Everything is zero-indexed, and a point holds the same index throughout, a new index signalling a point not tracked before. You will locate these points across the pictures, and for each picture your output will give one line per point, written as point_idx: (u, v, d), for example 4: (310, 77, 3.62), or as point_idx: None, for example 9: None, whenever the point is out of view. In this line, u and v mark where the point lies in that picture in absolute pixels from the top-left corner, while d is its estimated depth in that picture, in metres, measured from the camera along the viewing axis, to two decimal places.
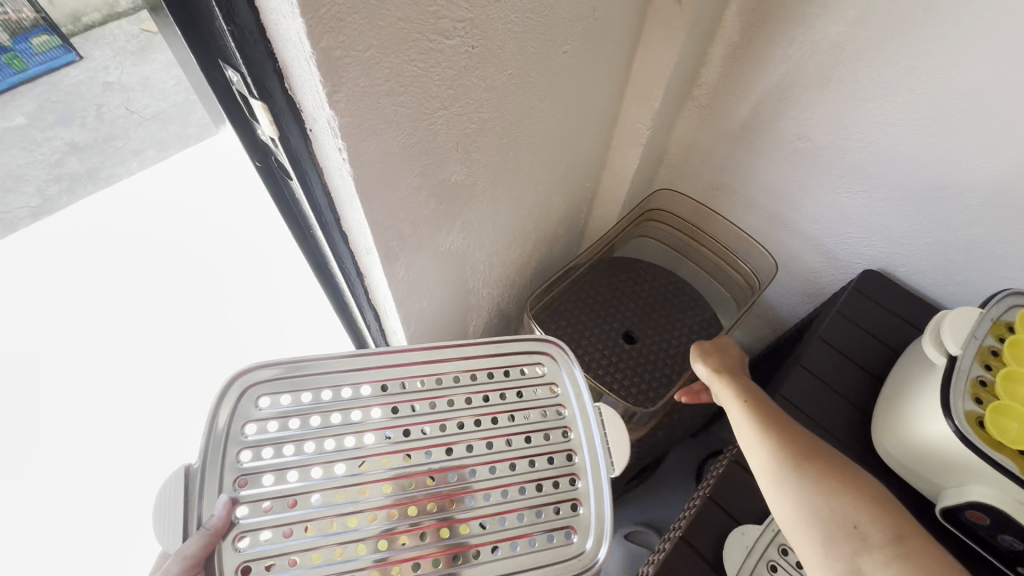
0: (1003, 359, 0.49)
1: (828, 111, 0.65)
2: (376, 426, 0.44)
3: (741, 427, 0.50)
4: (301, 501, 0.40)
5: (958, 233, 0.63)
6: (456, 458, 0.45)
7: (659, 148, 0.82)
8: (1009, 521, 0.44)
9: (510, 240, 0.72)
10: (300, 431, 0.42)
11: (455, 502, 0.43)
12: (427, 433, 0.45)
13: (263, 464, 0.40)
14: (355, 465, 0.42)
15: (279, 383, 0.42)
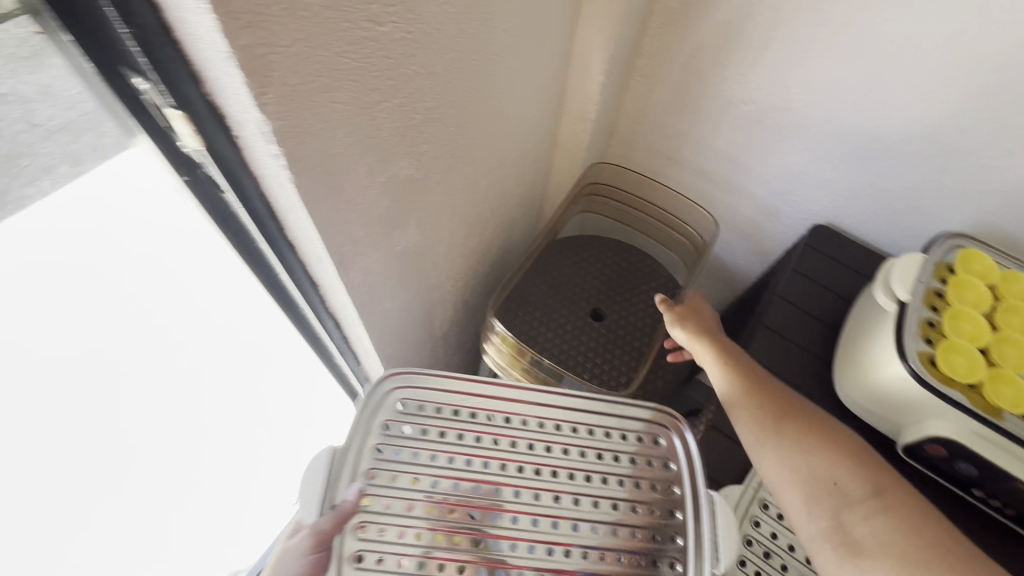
0: (948, 300, 0.52)
1: (771, 72, 0.66)
2: (470, 463, 0.49)
3: (722, 389, 0.52)
4: (418, 506, 0.46)
5: (898, 182, 0.66)
6: (518, 507, 0.47)
7: (608, 121, 0.81)
8: (963, 451, 0.48)
9: (468, 230, 0.70)
10: (424, 436, 0.50)
11: (509, 546, 0.45)
12: (509, 471, 0.49)
13: (389, 460, 0.48)
14: (464, 489, 0.48)
15: (443, 400, 0.52)
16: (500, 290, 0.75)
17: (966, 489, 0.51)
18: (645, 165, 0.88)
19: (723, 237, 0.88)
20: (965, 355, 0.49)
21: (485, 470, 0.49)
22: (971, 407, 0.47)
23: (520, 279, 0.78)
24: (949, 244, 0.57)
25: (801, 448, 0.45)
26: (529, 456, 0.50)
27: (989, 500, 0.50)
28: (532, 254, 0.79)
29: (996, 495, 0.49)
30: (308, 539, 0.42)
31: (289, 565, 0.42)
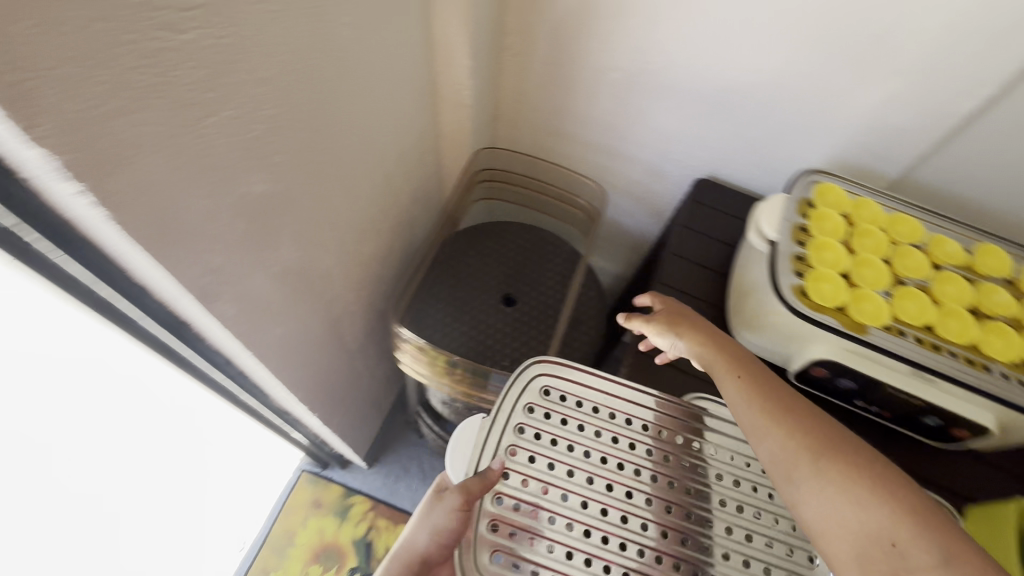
0: (810, 233, 0.56)
1: (629, 38, 0.66)
2: (589, 462, 0.51)
3: (737, 405, 0.44)
4: (549, 491, 0.49)
5: (758, 130, 0.69)
6: (618, 504, 0.49)
7: (486, 105, 0.80)
8: (842, 368, 0.53)
9: (358, 236, 0.68)
10: (563, 428, 0.52)
11: (611, 543, 0.47)
12: (620, 469, 0.50)
13: (528, 441, 0.51)
14: (586, 487, 0.49)
15: (589, 394, 0.54)
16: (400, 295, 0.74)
17: (849, 402, 0.57)
18: (533, 142, 0.88)
19: (618, 203, 0.90)
20: (830, 280, 0.53)
21: (606, 466, 0.50)
22: (841, 328, 0.51)
23: (425, 278, 0.76)
24: (808, 179, 0.60)
25: (848, 494, 0.36)
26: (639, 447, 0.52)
27: (867, 407, 0.56)
28: (427, 253, 0.78)
29: (875, 402, 0.55)
30: (455, 500, 0.47)
31: (445, 515, 0.48)
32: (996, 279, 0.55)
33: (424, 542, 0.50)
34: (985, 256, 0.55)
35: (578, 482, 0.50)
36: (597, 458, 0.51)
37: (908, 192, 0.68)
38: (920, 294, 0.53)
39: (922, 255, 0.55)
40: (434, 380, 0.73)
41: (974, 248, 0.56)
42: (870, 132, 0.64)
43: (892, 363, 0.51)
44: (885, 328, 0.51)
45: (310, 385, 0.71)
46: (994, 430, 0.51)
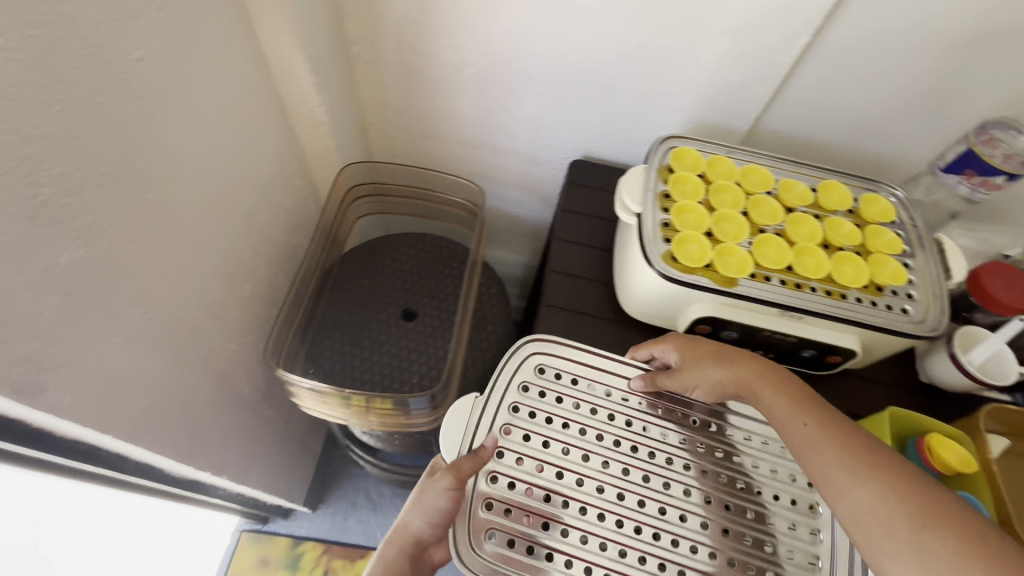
0: (671, 198, 0.58)
1: (472, 32, 0.65)
2: (598, 445, 0.53)
3: (808, 453, 0.46)
4: (545, 468, 0.52)
5: (616, 105, 0.70)
6: (615, 480, 0.52)
7: (348, 118, 0.76)
8: (721, 321, 0.55)
9: (226, 280, 0.63)
10: (558, 406, 0.55)
11: (608, 518, 0.50)
12: (618, 445, 0.53)
13: (524, 419, 0.54)
14: (581, 465, 0.52)
15: (580, 371, 0.57)
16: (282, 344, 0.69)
17: None
18: (408, 148, 0.85)
19: (507, 195, 0.90)
20: (695, 241, 0.55)
21: (612, 446, 0.53)
22: (712, 285, 0.53)
23: (315, 317, 0.72)
24: (665, 144, 0.62)
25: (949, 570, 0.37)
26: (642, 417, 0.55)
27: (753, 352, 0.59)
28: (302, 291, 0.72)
29: (758, 345, 0.57)
30: (447, 479, 0.49)
31: (439, 498, 0.49)
32: (841, 212, 0.60)
33: (417, 529, 0.51)
34: (827, 191, 0.60)
35: (573, 457, 0.53)
36: (591, 429, 0.54)
37: (761, 142, 0.72)
38: (777, 238, 0.56)
39: (774, 202, 0.58)
40: (352, 420, 0.69)
41: (818, 186, 0.60)
42: (715, 93, 0.66)
43: (763, 307, 0.54)
44: (751, 277, 0.54)
45: (210, 449, 0.66)
46: (858, 351, 0.55)
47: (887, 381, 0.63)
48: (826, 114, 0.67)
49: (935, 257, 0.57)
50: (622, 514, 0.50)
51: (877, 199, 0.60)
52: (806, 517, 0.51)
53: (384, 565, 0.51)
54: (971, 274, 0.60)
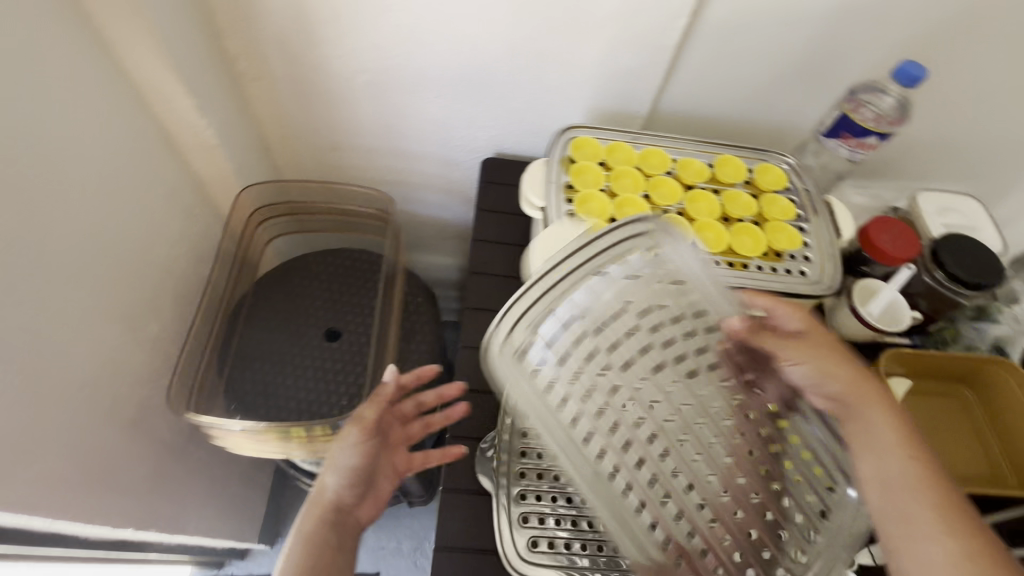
0: (574, 188, 0.59)
1: (357, 38, 0.63)
2: (673, 370, 0.47)
3: (891, 479, 0.41)
4: (614, 360, 0.46)
5: (518, 99, 0.70)
6: (671, 420, 0.46)
7: (244, 138, 0.73)
8: None
9: (124, 325, 0.59)
10: (649, 309, 0.47)
11: (645, 452, 0.44)
12: (684, 383, 0.47)
13: (613, 304, 0.47)
14: (645, 384, 0.46)
15: (681, 285, 0.48)
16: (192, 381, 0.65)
17: None
18: (317, 162, 0.82)
19: (428, 200, 0.88)
20: (600, 228, 0.55)
21: (671, 422, 0.46)
22: None
23: (231, 346, 0.68)
24: (566, 134, 0.62)
25: None
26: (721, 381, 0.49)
27: None
28: (214, 322, 0.69)
29: None
30: (352, 426, 0.57)
31: (351, 454, 0.55)
32: (739, 184, 0.62)
33: (334, 490, 0.53)
34: (724, 166, 0.62)
35: (644, 404, 0.45)
36: (677, 375, 0.47)
37: (663, 124, 0.74)
38: (679, 217, 0.58)
39: (673, 181, 0.60)
40: (293, 451, 0.67)
41: (714, 161, 0.62)
42: (611, 80, 0.67)
43: None
44: None
45: (133, 506, 0.62)
46: None
47: None
48: (717, 91, 0.69)
49: (826, 217, 0.60)
50: (653, 474, 0.44)
51: (770, 168, 0.62)
52: (813, 520, 0.46)
53: (306, 538, 0.49)
54: (861, 232, 0.63)
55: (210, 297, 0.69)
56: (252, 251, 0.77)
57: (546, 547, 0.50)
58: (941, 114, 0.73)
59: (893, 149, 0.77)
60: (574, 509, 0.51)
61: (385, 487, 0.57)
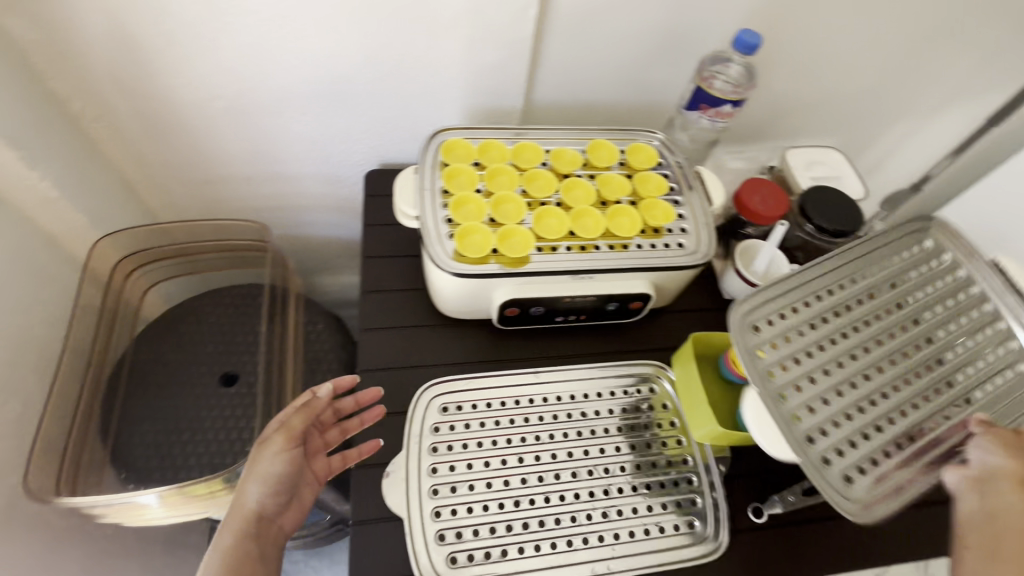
0: (449, 192, 0.57)
1: (200, 64, 0.59)
2: (905, 342, 0.49)
3: (1004, 548, 0.35)
4: (857, 310, 0.51)
5: (387, 107, 0.68)
6: (887, 367, 0.48)
7: (97, 184, 0.67)
8: (526, 300, 0.56)
9: None
10: (897, 310, 0.51)
11: (850, 362, 0.48)
12: (914, 359, 0.49)
13: (900, 279, 0.52)
14: (874, 341, 0.49)
15: (952, 313, 0.51)
16: (62, 460, 0.58)
17: (552, 321, 0.61)
18: (191, 199, 0.77)
19: (322, 220, 0.84)
20: (478, 230, 0.55)
21: (879, 355, 0.48)
22: (503, 270, 0.54)
23: (114, 412, 0.62)
24: (435, 139, 0.61)
25: None
26: (954, 389, 0.47)
27: (567, 318, 0.60)
28: (79, 394, 0.61)
29: (568, 312, 0.59)
30: (279, 433, 0.53)
31: (275, 463, 0.51)
32: (614, 166, 0.62)
33: (256, 501, 0.50)
34: (596, 151, 0.62)
35: (914, 326, 0.50)
36: (932, 344, 0.49)
37: (540, 114, 0.74)
38: (556, 208, 0.58)
39: (548, 173, 0.60)
40: (201, 510, 0.63)
41: (587, 148, 0.63)
42: (477, 78, 0.66)
43: (556, 278, 0.55)
44: (538, 251, 0.55)
45: None
46: (651, 292, 0.58)
47: (697, 308, 0.68)
48: (585, 76, 0.70)
49: (700, 190, 0.62)
50: (823, 365, 0.47)
51: (641, 148, 0.63)
52: (880, 468, 0.44)
53: (225, 554, 0.46)
54: (736, 197, 0.66)
55: (69, 369, 0.60)
56: (123, 305, 0.70)
57: (466, 560, 0.49)
58: (798, 74, 0.76)
59: (761, 111, 0.81)
60: (492, 516, 0.51)
61: (307, 496, 0.54)
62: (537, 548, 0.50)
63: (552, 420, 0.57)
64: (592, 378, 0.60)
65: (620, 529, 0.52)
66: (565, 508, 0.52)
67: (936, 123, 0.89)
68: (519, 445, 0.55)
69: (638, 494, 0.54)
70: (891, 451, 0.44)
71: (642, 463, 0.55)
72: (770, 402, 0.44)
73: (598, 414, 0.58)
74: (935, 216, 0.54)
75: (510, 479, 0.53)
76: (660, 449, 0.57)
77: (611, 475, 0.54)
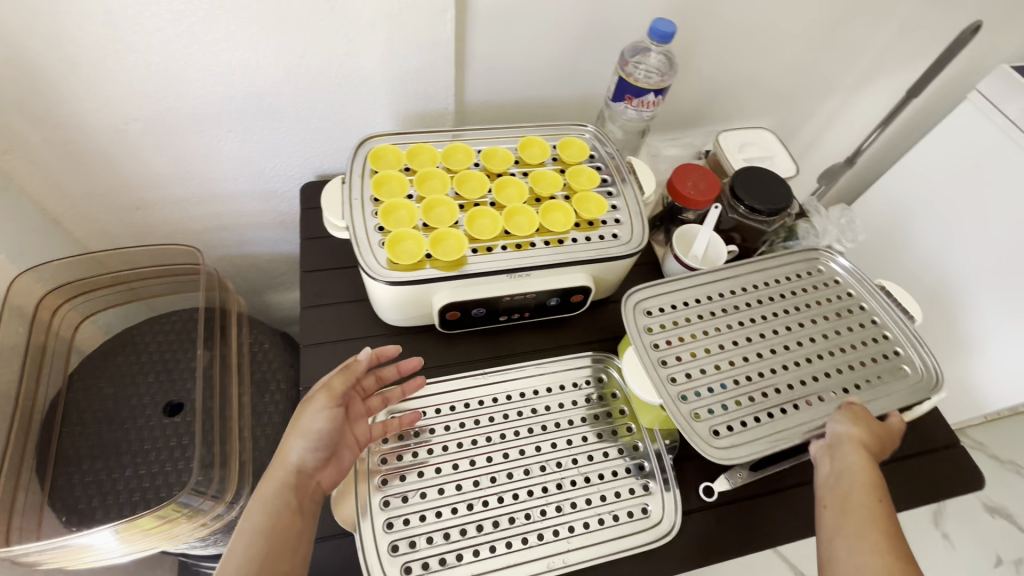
0: (379, 200, 0.56)
1: (111, 84, 0.57)
2: (789, 334, 0.58)
3: (851, 496, 0.47)
4: (747, 305, 0.60)
5: (315, 117, 0.67)
6: (772, 351, 0.57)
7: (14, 217, 0.64)
8: (465, 302, 0.56)
9: None
10: (785, 310, 0.60)
11: (739, 345, 0.57)
12: (797, 347, 0.58)
13: (787, 285, 0.63)
14: (762, 329, 0.58)
15: (836, 315, 0.61)
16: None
17: (496, 321, 0.61)
18: (121, 226, 0.74)
19: (263, 237, 0.83)
20: (410, 237, 0.54)
21: (767, 342, 0.58)
22: (438, 274, 0.53)
23: (50, 457, 0.60)
24: (364, 147, 0.60)
25: None
26: (828, 377, 0.56)
27: (511, 317, 0.61)
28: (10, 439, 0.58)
29: (509, 311, 0.59)
30: (325, 391, 0.51)
31: (318, 420, 0.49)
32: (546, 162, 0.63)
33: (297, 457, 0.48)
34: (528, 149, 0.63)
35: (803, 324, 0.59)
36: (817, 341, 0.58)
37: (474, 115, 0.74)
38: (489, 208, 0.58)
39: (479, 174, 0.59)
40: (159, 544, 0.60)
41: (518, 146, 0.63)
42: (405, 83, 0.65)
43: (493, 277, 0.55)
44: (473, 252, 0.55)
45: None
46: (591, 284, 0.59)
47: None
48: (514, 74, 0.70)
49: (632, 180, 0.62)
50: (713, 345, 0.57)
51: (572, 142, 0.64)
52: (751, 425, 0.53)
53: (266, 509, 0.45)
54: (669, 184, 0.67)
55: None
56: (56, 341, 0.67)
57: (421, 568, 0.49)
58: (724, 60, 0.78)
59: (692, 98, 0.83)
60: (445, 522, 0.51)
61: (347, 457, 0.51)
62: (493, 549, 0.50)
63: (503, 420, 0.57)
64: (541, 374, 0.60)
65: (576, 521, 0.52)
66: (520, 506, 0.52)
67: (862, 98, 0.93)
68: (471, 448, 0.55)
69: (612, 483, 0.55)
70: (760, 417, 0.53)
71: (625, 447, 0.57)
72: (655, 367, 0.54)
73: (548, 409, 0.58)
74: (823, 247, 0.66)
75: (462, 483, 0.53)
76: (612, 438, 0.57)
77: (564, 468, 0.55)
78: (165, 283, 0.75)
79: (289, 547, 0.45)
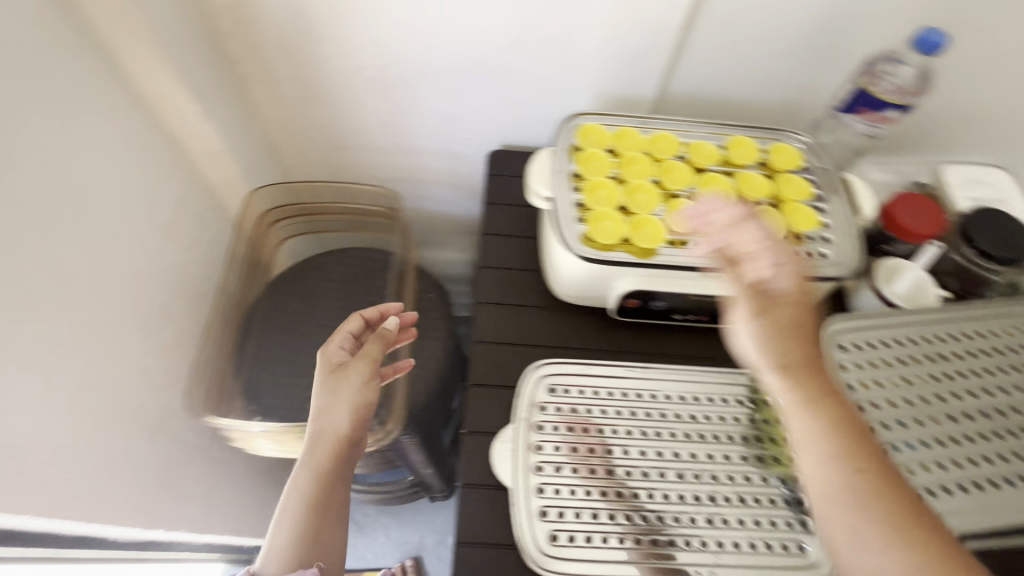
0: (582, 176, 0.57)
1: (360, 33, 0.63)
2: (1005, 398, 0.52)
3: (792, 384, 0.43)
4: (956, 358, 0.54)
5: (521, 87, 0.69)
6: (983, 414, 0.51)
7: (252, 139, 0.73)
8: (649, 293, 0.55)
9: (154, 332, 0.60)
10: (1002, 370, 0.54)
11: (943, 400, 0.52)
12: (1014, 414, 0.51)
13: (1006, 342, 0.56)
14: (972, 388, 0.53)
15: None
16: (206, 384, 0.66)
17: (669, 318, 0.59)
18: (324, 164, 0.82)
19: (433, 195, 0.87)
20: (610, 217, 0.54)
21: (976, 403, 0.52)
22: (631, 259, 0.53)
23: (246, 351, 0.69)
24: (571, 123, 0.61)
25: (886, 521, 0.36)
26: None
27: (685, 317, 0.59)
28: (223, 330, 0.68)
29: (687, 310, 0.58)
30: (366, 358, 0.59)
31: (367, 393, 0.58)
32: (752, 165, 0.60)
33: (349, 427, 0.57)
34: (736, 147, 0.60)
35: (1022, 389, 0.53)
36: None
37: (671, 107, 0.72)
38: (690, 202, 0.56)
39: (683, 166, 0.58)
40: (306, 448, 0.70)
41: (726, 144, 0.60)
42: (616, 65, 0.65)
43: (684, 273, 0.54)
44: (669, 245, 0.54)
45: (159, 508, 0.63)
46: None
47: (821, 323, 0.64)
48: (728, 70, 0.67)
49: (845, 200, 0.58)
50: (911, 396, 0.52)
51: (785, 148, 0.60)
52: (955, 493, 0.47)
53: (318, 478, 0.55)
54: (884, 210, 0.61)
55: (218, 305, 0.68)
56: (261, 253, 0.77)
57: (567, 540, 0.50)
58: None
59: None
60: (594, 502, 0.51)
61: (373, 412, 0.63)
62: (639, 541, 0.50)
63: (661, 417, 0.56)
64: (703, 381, 0.59)
65: (725, 538, 0.50)
66: (670, 507, 0.51)
67: None
68: (626, 438, 0.54)
69: (767, 510, 0.52)
70: (966, 485, 0.48)
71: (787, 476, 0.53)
72: None
73: (708, 419, 0.56)
74: None
75: (614, 469, 0.53)
76: (774, 464, 0.54)
77: (719, 482, 0.53)
78: (350, 221, 0.82)
79: (332, 509, 0.56)
